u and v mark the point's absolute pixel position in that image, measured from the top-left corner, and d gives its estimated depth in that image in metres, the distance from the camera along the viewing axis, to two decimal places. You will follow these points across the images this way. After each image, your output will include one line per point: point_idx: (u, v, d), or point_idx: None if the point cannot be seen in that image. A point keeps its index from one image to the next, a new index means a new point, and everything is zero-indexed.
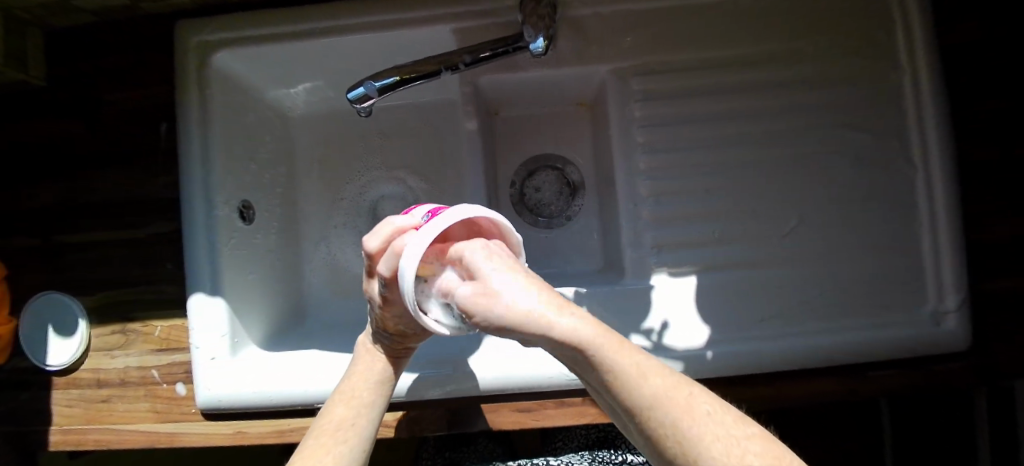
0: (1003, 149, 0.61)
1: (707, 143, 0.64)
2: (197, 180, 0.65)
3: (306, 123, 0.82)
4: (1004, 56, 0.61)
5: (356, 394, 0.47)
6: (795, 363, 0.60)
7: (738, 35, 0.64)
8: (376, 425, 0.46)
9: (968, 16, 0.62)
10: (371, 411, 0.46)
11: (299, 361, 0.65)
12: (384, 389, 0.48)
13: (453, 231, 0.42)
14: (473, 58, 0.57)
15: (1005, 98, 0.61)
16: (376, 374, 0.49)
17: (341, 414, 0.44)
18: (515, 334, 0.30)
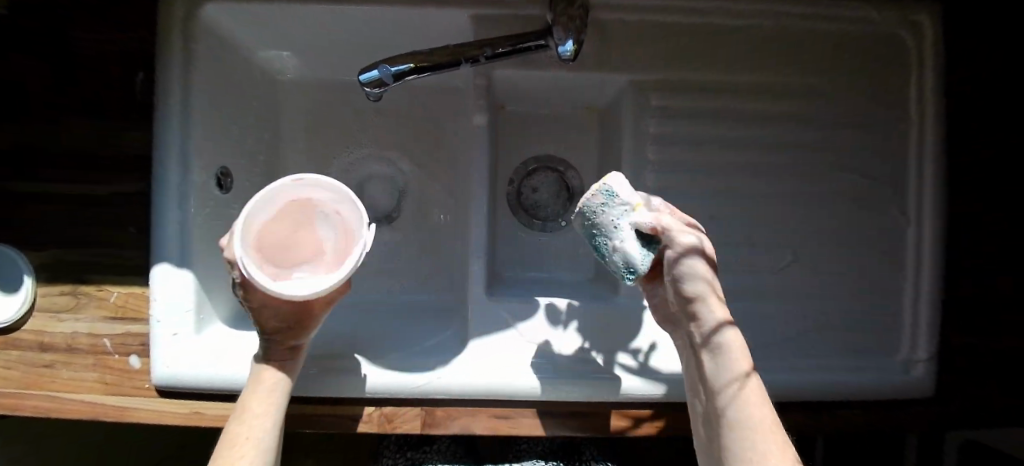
0: (987, 210, 0.64)
1: (715, 168, 0.63)
2: (174, 142, 0.60)
3: (296, 88, 0.77)
4: (1003, 121, 0.63)
5: (248, 409, 0.48)
6: (775, 396, 0.61)
7: (763, 64, 0.62)
8: (277, 430, 0.48)
9: (974, 76, 0.63)
10: (266, 419, 0.48)
11: None
12: (275, 394, 0.50)
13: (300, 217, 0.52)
14: (493, 53, 0.53)
15: (996, 160, 0.63)
16: (266, 382, 0.50)
17: (233, 432, 0.46)
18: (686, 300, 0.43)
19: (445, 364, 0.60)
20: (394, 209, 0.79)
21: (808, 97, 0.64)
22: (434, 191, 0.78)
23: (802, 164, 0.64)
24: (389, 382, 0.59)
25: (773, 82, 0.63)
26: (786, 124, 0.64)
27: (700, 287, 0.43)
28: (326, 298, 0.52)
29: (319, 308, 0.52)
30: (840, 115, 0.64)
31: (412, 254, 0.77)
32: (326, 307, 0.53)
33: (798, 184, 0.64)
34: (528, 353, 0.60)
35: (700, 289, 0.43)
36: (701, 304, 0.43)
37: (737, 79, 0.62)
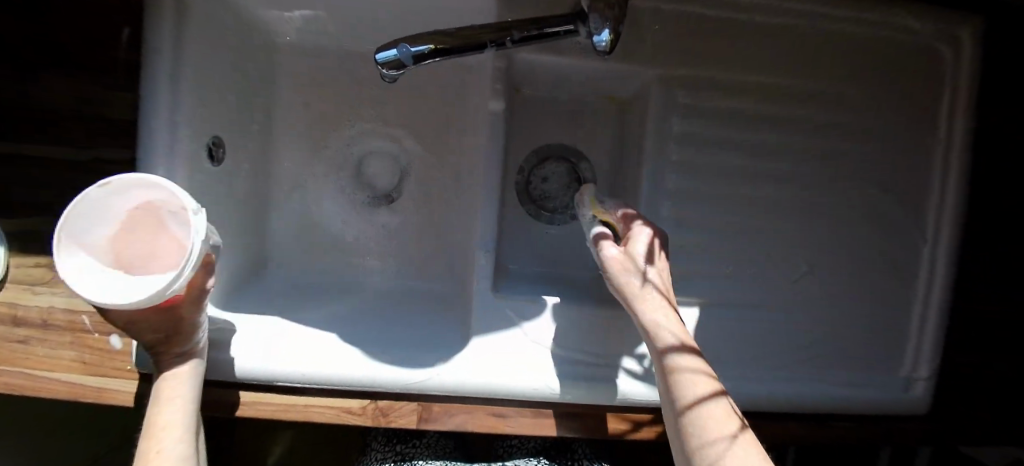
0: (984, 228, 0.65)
1: (736, 173, 0.61)
2: (164, 108, 0.54)
3: (294, 53, 0.71)
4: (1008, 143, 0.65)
5: (155, 424, 0.47)
6: (774, 407, 0.61)
7: (796, 67, 0.59)
8: (192, 439, 0.47)
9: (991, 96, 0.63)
10: (176, 430, 0.47)
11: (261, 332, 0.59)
12: (187, 403, 0.49)
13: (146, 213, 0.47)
14: (521, 36, 0.48)
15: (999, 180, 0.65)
16: (173, 392, 0.49)
17: (143, 449, 0.45)
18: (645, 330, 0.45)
19: (445, 360, 0.58)
20: (394, 189, 0.76)
21: (838, 105, 0.61)
22: (437, 172, 0.75)
23: (824, 174, 0.62)
24: (388, 376, 0.57)
25: (804, 86, 0.60)
26: (813, 132, 0.62)
27: (661, 311, 0.45)
28: (192, 291, 0.50)
29: (189, 305, 0.50)
30: (868, 126, 0.62)
31: (412, 237, 0.75)
32: (199, 301, 0.50)
33: (818, 194, 0.62)
34: (532, 352, 0.58)
35: (661, 313, 0.44)
36: (663, 328, 0.44)
37: (768, 81, 0.59)
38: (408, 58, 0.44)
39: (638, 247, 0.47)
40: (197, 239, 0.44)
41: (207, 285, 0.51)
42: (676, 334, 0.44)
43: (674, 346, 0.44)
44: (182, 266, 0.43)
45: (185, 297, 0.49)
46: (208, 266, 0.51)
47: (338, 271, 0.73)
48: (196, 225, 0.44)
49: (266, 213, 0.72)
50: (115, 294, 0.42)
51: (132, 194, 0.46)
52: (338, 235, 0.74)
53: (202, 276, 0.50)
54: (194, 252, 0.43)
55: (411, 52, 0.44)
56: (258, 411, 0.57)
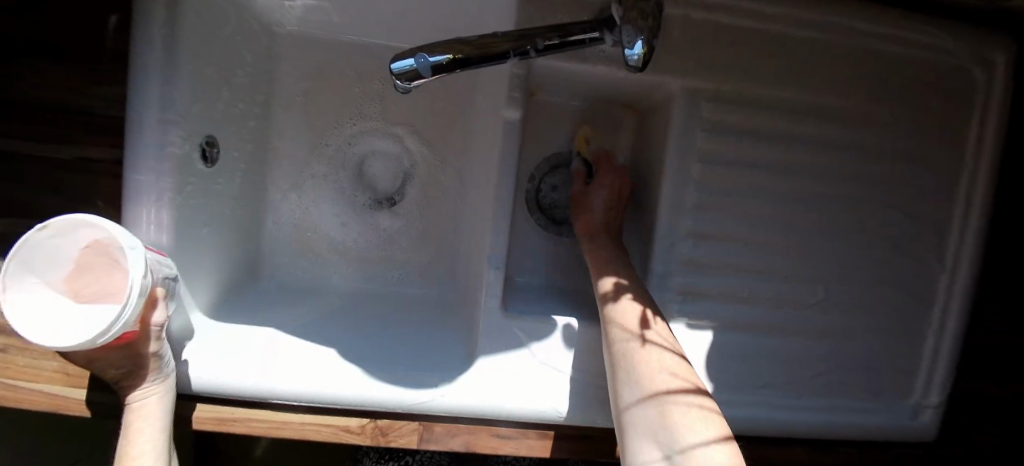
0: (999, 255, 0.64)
1: (759, 193, 0.58)
2: (153, 105, 0.49)
3: (293, 43, 0.67)
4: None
5: (129, 451, 0.47)
6: (785, 434, 0.59)
7: (828, 83, 0.56)
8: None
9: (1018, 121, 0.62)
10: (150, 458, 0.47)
11: (257, 349, 0.56)
12: (158, 431, 0.49)
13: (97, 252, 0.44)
14: (545, 45, 0.44)
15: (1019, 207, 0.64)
16: (145, 419, 0.49)
17: None
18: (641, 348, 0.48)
19: (449, 381, 0.55)
20: (396, 191, 0.72)
21: (867, 125, 0.59)
22: (441, 176, 0.71)
23: (849, 196, 0.60)
24: (390, 396, 0.55)
25: (835, 104, 0.58)
26: (841, 151, 0.59)
27: (671, 361, 0.46)
28: (142, 326, 0.48)
29: (143, 341, 0.48)
30: (895, 147, 0.60)
31: (414, 242, 0.72)
32: (152, 338, 0.48)
33: (841, 217, 0.60)
34: (541, 374, 0.56)
35: (668, 363, 0.46)
36: (672, 375, 0.45)
37: (797, 97, 0.57)
38: (427, 68, 0.41)
39: (630, 314, 0.49)
40: (137, 274, 0.41)
41: (157, 321, 0.49)
42: (688, 379, 0.45)
43: (687, 388, 0.44)
44: (124, 304, 0.40)
45: (137, 334, 0.48)
46: (153, 301, 0.48)
47: (335, 277, 0.70)
48: (134, 259, 0.41)
49: (261, 213, 0.68)
50: (67, 339, 0.40)
51: (76, 236, 0.43)
52: (336, 239, 0.71)
53: (148, 310, 0.48)
54: (135, 289, 0.41)
55: (429, 62, 0.41)
56: (248, 428, 0.54)
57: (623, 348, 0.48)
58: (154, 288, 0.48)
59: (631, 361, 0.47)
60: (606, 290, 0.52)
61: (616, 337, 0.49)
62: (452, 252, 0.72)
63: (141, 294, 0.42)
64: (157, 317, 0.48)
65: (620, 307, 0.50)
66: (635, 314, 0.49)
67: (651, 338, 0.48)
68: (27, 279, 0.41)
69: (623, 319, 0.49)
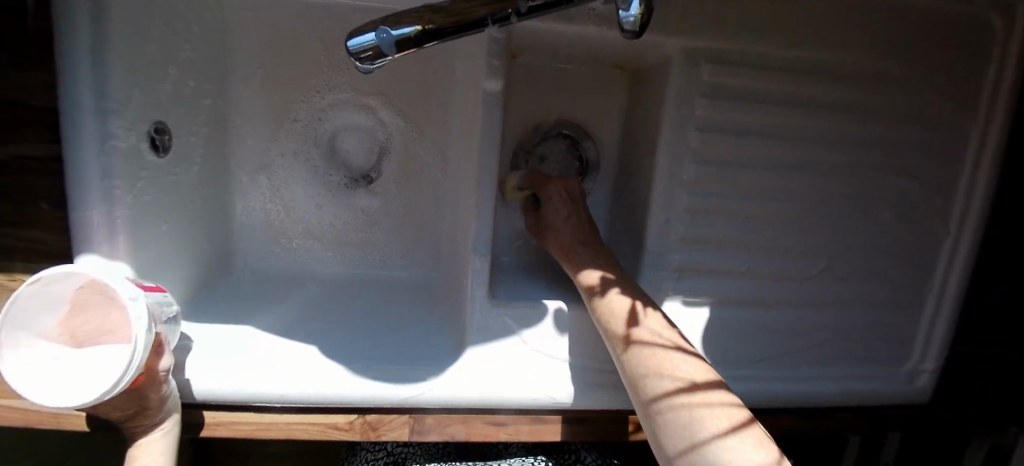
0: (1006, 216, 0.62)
1: (759, 162, 0.55)
2: (88, 91, 0.43)
3: (243, 8, 0.59)
4: None
5: None
6: (783, 405, 0.59)
7: (833, 38, 0.52)
8: None
9: None
10: None
11: (247, 354, 0.54)
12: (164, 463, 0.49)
13: (82, 297, 0.46)
14: (528, 8, 0.38)
15: None
16: (152, 453, 0.49)
17: None
18: (637, 339, 0.46)
19: (438, 375, 0.53)
20: (372, 167, 0.68)
21: (873, 81, 0.55)
22: (420, 151, 0.67)
23: (853, 160, 0.57)
24: (376, 394, 0.53)
25: (839, 60, 0.53)
26: (845, 112, 0.55)
27: (658, 362, 0.44)
28: (149, 372, 0.47)
29: (151, 385, 0.47)
30: (902, 106, 0.56)
31: (395, 222, 0.69)
32: (158, 382, 0.48)
33: (846, 183, 0.57)
34: (533, 361, 0.55)
35: (651, 363, 0.44)
36: (660, 377, 0.43)
37: (802, 54, 0.52)
38: (389, 45, 0.36)
39: (613, 309, 0.48)
40: (140, 327, 0.44)
41: (164, 366, 0.48)
42: (678, 377, 0.43)
43: (680, 388, 0.42)
44: (133, 353, 0.43)
45: (144, 379, 0.46)
46: (158, 347, 0.48)
47: (315, 261, 0.68)
48: (136, 312, 0.44)
49: (229, 198, 0.64)
50: (71, 395, 0.43)
51: (72, 279, 0.44)
52: (313, 220, 0.68)
53: (155, 357, 0.47)
54: (140, 342, 0.43)
55: (392, 36, 0.35)
56: (234, 430, 0.53)
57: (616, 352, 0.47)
58: (157, 335, 0.48)
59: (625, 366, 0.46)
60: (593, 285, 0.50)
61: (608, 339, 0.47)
62: (436, 232, 0.68)
63: (146, 344, 0.45)
64: (164, 363, 0.48)
65: (606, 304, 0.48)
66: (619, 309, 0.47)
67: (639, 336, 0.46)
68: (20, 334, 0.44)
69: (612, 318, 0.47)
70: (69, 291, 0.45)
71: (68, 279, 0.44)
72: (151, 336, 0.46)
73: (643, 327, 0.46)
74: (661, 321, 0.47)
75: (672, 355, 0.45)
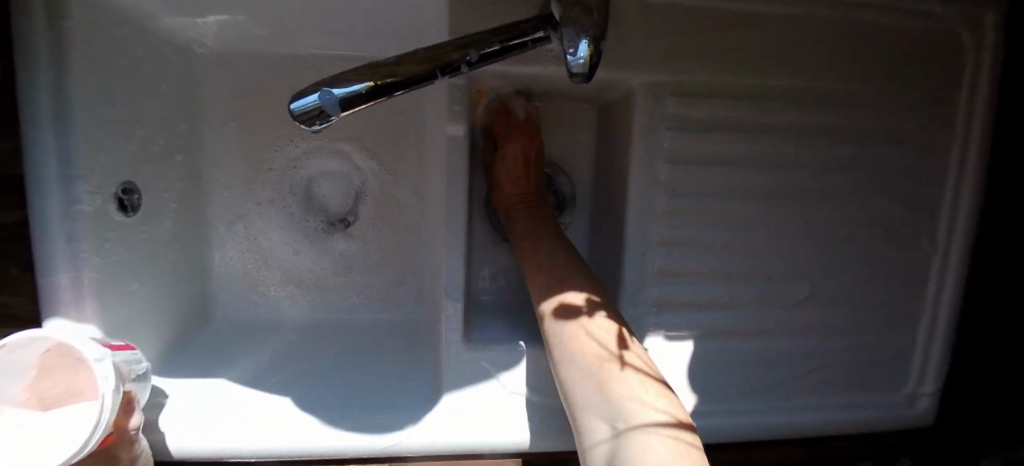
0: (995, 231, 0.61)
1: (733, 190, 0.55)
2: (50, 159, 0.43)
3: (215, 62, 0.61)
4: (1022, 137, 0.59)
5: None
6: (776, 437, 0.57)
7: (797, 64, 0.52)
8: None
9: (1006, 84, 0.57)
10: None
11: (226, 407, 0.54)
12: None
13: (48, 361, 0.45)
14: (478, 56, 0.39)
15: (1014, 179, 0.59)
16: None
17: None
18: (626, 362, 0.43)
19: (415, 422, 0.52)
20: (349, 211, 0.68)
21: (843, 104, 0.54)
22: (395, 192, 0.67)
23: (830, 184, 0.56)
24: (353, 445, 0.51)
25: (806, 86, 0.53)
26: (817, 136, 0.55)
27: (643, 385, 0.41)
28: (118, 431, 0.46)
29: (122, 445, 0.46)
30: (875, 127, 0.55)
31: (374, 264, 0.68)
32: (129, 441, 0.46)
33: (824, 207, 0.56)
34: (513, 405, 0.53)
35: (632, 389, 0.41)
36: (643, 404, 0.40)
37: (766, 82, 0.52)
38: (333, 105, 0.36)
39: (602, 333, 0.45)
40: (108, 386, 0.43)
41: (134, 424, 0.47)
42: (664, 406, 0.40)
43: (665, 415, 0.39)
44: (102, 410, 0.42)
45: (116, 438, 0.45)
46: (128, 404, 0.47)
47: (295, 308, 0.67)
48: (103, 371, 0.43)
49: (206, 249, 0.64)
50: (39, 458, 0.41)
51: (38, 343, 0.44)
52: (292, 267, 0.67)
53: (125, 414, 0.46)
54: (107, 399, 0.43)
55: (336, 96, 0.36)
56: None
57: (582, 375, 0.43)
58: (127, 392, 0.48)
59: (595, 389, 0.42)
60: (578, 305, 0.47)
61: (592, 358, 0.43)
62: (416, 272, 0.68)
63: (114, 403, 0.44)
64: (134, 420, 0.47)
65: (594, 324, 0.45)
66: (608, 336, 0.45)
67: (627, 360, 0.43)
68: None
69: (600, 336, 0.44)
70: (35, 356, 0.45)
71: (35, 343, 0.44)
72: (120, 392, 0.45)
73: (630, 352, 0.44)
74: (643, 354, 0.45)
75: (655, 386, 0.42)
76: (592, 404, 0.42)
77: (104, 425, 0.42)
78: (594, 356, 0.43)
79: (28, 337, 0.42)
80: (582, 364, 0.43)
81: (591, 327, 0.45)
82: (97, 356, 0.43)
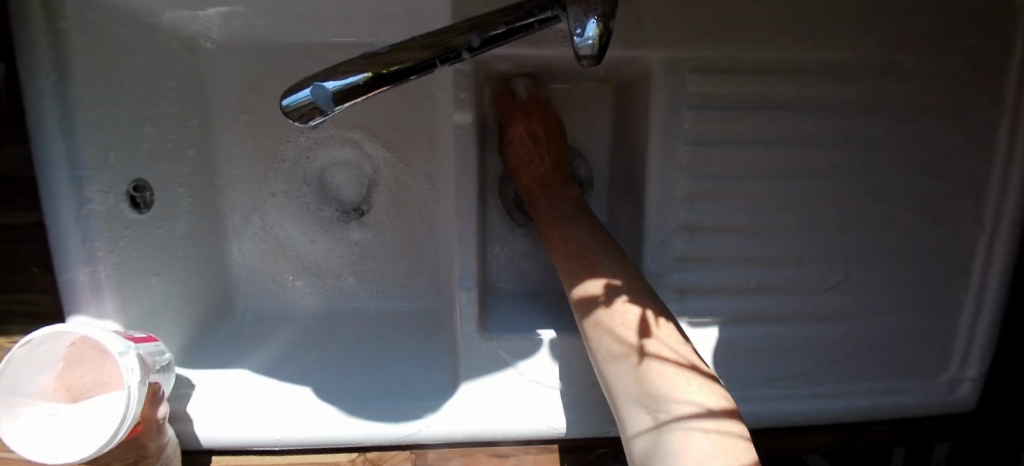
0: None
1: (758, 170, 0.52)
2: (60, 163, 0.43)
3: (223, 53, 0.60)
4: None
5: None
6: (807, 424, 0.55)
7: (829, 33, 0.48)
8: None
9: None
10: None
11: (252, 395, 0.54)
12: None
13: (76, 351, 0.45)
14: (480, 40, 0.36)
15: None
16: None
17: None
18: (650, 352, 0.40)
19: (434, 411, 0.52)
20: (363, 200, 0.67)
21: (880, 74, 0.50)
22: (408, 179, 0.66)
23: (864, 162, 0.52)
24: (370, 433, 0.52)
25: (840, 56, 0.49)
26: (850, 110, 0.51)
27: (669, 378, 0.38)
28: (145, 422, 0.46)
29: (149, 435, 0.46)
30: (915, 99, 0.51)
31: (391, 252, 0.68)
32: (155, 430, 0.47)
33: (857, 186, 0.53)
34: (534, 394, 0.52)
35: (672, 383, 0.37)
36: (671, 395, 0.37)
37: (796, 53, 0.48)
38: (325, 99, 0.35)
39: (622, 325, 0.42)
40: (133, 378, 0.43)
41: (161, 415, 0.47)
42: (692, 400, 0.36)
43: (691, 412, 0.36)
44: (128, 402, 0.42)
45: (142, 428, 0.46)
46: (154, 395, 0.47)
47: (315, 297, 0.68)
48: (128, 364, 0.43)
49: (223, 242, 0.65)
50: (70, 448, 0.41)
51: (65, 336, 0.44)
52: (308, 257, 0.68)
53: (152, 406, 0.47)
54: (134, 391, 0.42)
55: (329, 90, 0.34)
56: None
57: (621, 368, 0.40)
58: (151, 383, 0.48)
59: (624, 378, 0.40)
60: (595, 295, 0.44)
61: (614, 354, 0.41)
62: (431, 260, 0.68)
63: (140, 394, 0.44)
64: (160, 411, 0.47)
65: (610, 315, 0.42)
66: (631, 318, 0.41)
67: (650, 349, 0.40)
68: (17, 397, 0.42)
69: (617, 329, 0.41)
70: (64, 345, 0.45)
71: (61, 336, 0.43)
72: (145, 384, 0.45)
73: (653, 339, 0.40)
74: (677, 337, 0.41)
75: (686, 374, 0.38)
76: (631, 394, 0.39)
77: (132, 418, 0.42)
78: (612, 352, 0.41)
79: (52, 330, 0.41)
80: (614, 352, 0.41)
81: (608, 319, 0.42)
82: (121, 349, 0.43)
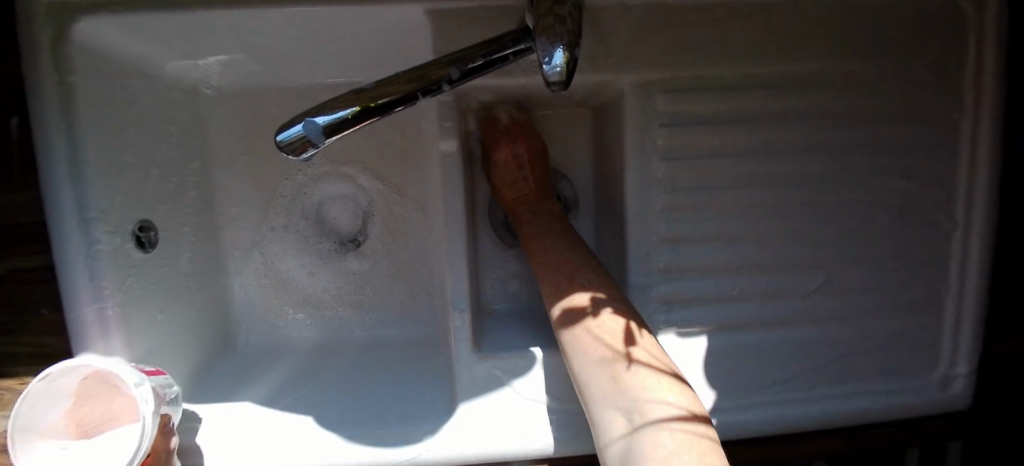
0: None
1: (733, 181, 0.54)
2: (70, 207, 0.46)
3: (223, 98, 0.64)
4: None
5: None
6: (803, 429, 0.55)
7: (789, 49, 0.51)
8: None
9: None
10: None
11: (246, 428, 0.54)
12: None
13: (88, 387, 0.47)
14: (460, 73, 0.39)
15: None
16: None
17: None
18: (632, 359, 0.41)
19: (433, 433, 0.53)
20: (358, 231, 0.70)
21: (841, 85, 0.53)
22: (402, 209, 0.68)
23: (833, 168, 0.55)
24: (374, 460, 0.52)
25: (800, 70, 0.52)
26: (817, 120, 0.54)
27: (651, 384, 0.39)
28: (155, 453, 0.47)
29: None
30: (877, 107, 0.54)
31: (387, 280, 0.70)
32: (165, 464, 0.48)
33: (830, 192, 0.55)
34: (530, 412, 0.53)
35: (655, 387, 0.39)
36: (653, 398, 0.38)
37: (758, 69, 0.51)
38: (317, 133, 0.37)
39: (607, 335, 0.43)
40: (148, 409, 0.44)
41: (172, 447, 0.49)
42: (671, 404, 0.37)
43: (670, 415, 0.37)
44: (142, 432, 0.43)
45: (152, 461, 0.47)
46: (165, 426, 0.49)
47: (315, 329, 0.69)
48: (143, 395, 0.44)
49: (224, 277, 0.67)
50: None
51: (77, 371, 0.45)
52: (306, 289, 0.69)
53: (163, 438, 0.48)
54: (147, 422, 0.44)
55: (320, 124, 0.37)
56: None
57: (602, 374, 0.41)
58: (162, 415, 0.49)
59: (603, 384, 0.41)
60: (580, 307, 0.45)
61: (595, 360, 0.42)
62: (427, 285, 0.69)
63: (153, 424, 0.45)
64: (171, 443, 0.49)
65: (595, 324, 0.44)
66: (616, 329, 0.43)
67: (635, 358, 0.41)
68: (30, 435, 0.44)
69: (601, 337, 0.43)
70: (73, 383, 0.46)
71: (72, 373, 0.45)
72: (158, 414, 0.47)
73: (635, 348, 0.42)
74: (658, 349, 0.43)
75: (666, 382, 0.39)
76: (610, 402, 0.40)
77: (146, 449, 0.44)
78: (593, 359, 0.42)
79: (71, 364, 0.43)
80: (590, 359, 0.42)
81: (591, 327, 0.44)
82: (135, 381, 0.45)
